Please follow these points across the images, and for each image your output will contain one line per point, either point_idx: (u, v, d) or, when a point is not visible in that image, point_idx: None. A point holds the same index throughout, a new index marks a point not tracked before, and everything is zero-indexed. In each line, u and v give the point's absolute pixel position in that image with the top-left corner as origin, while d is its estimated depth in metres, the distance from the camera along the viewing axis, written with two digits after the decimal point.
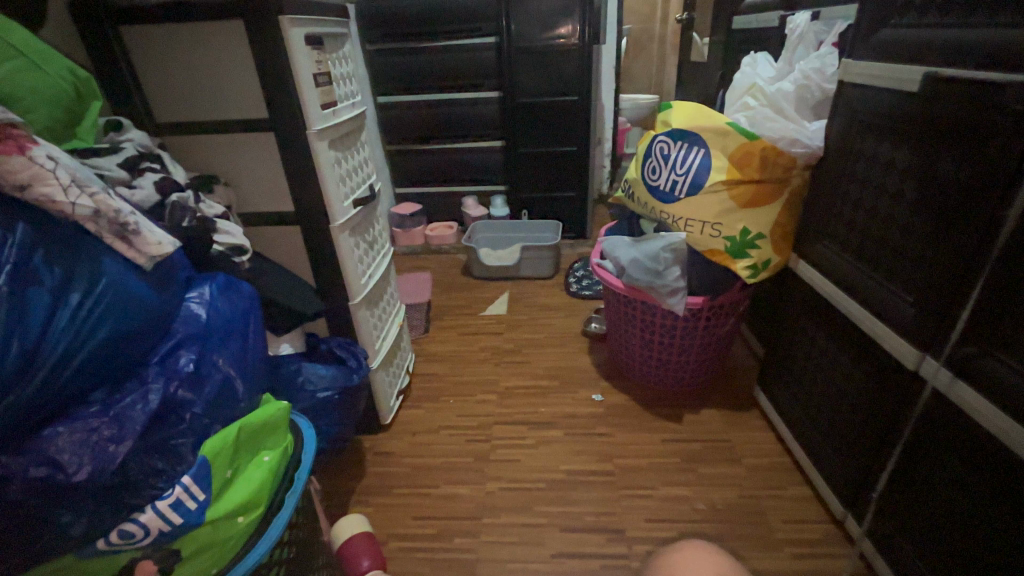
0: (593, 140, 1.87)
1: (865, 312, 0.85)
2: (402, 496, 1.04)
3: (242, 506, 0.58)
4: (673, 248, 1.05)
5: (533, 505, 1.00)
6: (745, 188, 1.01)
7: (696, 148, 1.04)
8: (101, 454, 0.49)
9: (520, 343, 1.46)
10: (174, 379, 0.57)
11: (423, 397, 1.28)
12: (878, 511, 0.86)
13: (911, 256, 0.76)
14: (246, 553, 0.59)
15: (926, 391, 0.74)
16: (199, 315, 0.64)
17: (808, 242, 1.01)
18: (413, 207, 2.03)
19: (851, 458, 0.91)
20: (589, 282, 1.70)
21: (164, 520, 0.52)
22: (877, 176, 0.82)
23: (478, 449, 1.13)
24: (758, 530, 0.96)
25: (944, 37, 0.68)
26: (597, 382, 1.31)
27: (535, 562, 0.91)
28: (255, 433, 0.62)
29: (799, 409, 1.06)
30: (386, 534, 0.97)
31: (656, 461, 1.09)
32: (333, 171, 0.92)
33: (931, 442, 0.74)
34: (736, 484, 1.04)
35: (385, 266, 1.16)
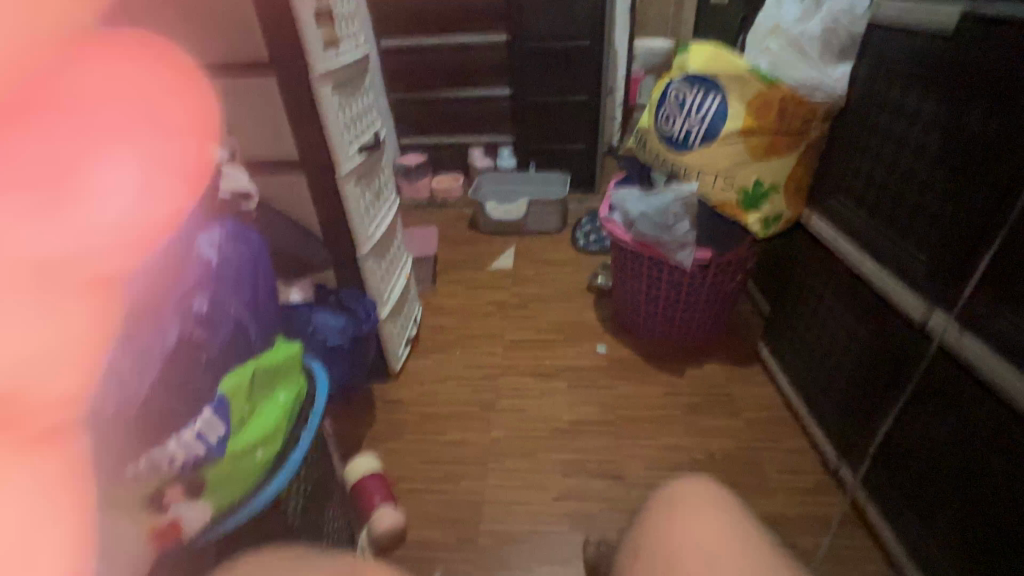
0: (604, 89, 1.80)
1: (875, 268, 0.84)
2: (411, 440, 1.08)
3: (262, 439, 0.61)
4: (684, 201, 1.04)
5: (537, 451, 1.04)
6: (760, 140, 0.98)
7: (714, 95, 1.00)
8: (128, 390, 0.54)
9: (527, 297, 1.47)
10: (190, 321, 0.61)
11: (431, 348, 1.31)
12: (871, 460, 0.89)
13: (928, 211, 0.74)
14: (266, 484, 0.62)
15: (932, 346, 0.74)
16: (211, 260, 0.66)
17: (821, 196, 0.99)
18: (419, 158, 1.99)
19: (849, 410, 0.93)
20: (596, 238, 1.68)
21: (191, 450, 0.55)
22: (899, 126, 0.79)
23: (484, 398, 1.16)
24: (753, 478, 0.99)
25: None
26: (602, 336, 1.32)
27: (538, 504, 0.95)
28: (269, 372, 0.65)
29: (801, 364, 1.07)
30: (397, 475, 1.02)
31: (657, 413, 1.12)
32: (337, 117, 0.90)
33: (930, 397, 0.75)
34: (734, 435, 1.07)
35: (391, 217, 1.15)
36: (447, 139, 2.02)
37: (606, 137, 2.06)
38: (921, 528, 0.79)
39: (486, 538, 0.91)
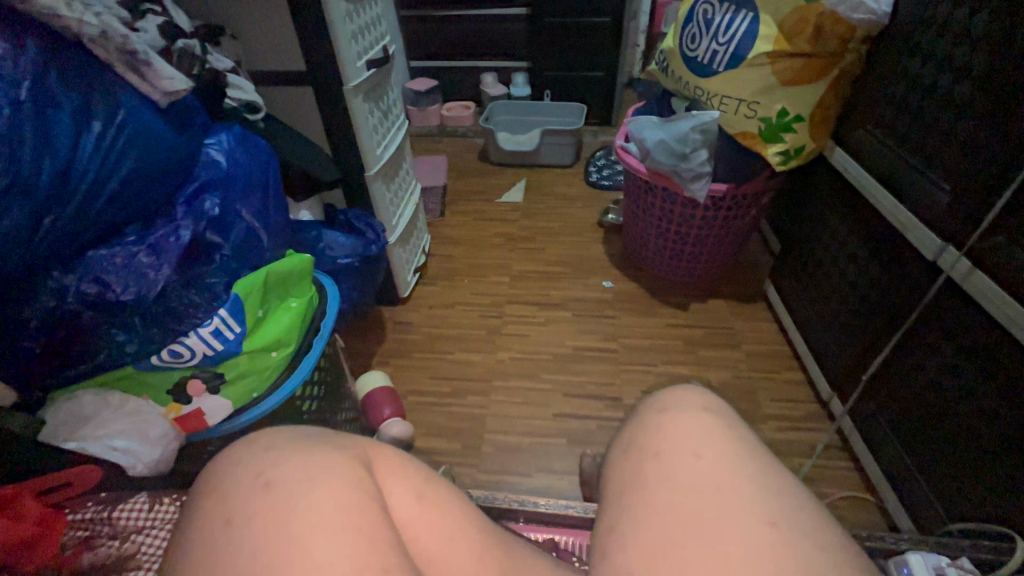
0: (628, 10, 1.68)
1: (895, 202, 0.82)
2: (418, 359, 1.12)
3: (275, 342, 0.64)
4: (704, 128, 0.99)
5: (539, 374, 1.08)
6: (794, 63, 0.90)
7: (744, 12, 0.92)
8: (143, 279, 0.54)
9: (535, 229, 1.46)
10: (201, 220, 0.59)
11: (439, 276, 1.32)
12: (865, 393, 0.91)
13: (961, 140, 0.70)
14: (282, 383, 0.66)
15: (941, 280, 0.73)
16: (219, 162, 0.64)
17: (850, 128, 0.94)
18: (429, 83, 1.91)
19: (849, 345, 0.94)
20: (610, 172, 1.64)
21: (208, 345, 0.59)
22: (943, 47, 0.73)
23: (490, 324, 1.19)
24: (747, 405, 1.03)
25: None
26: (609, 269, 1.33)
27: (537, 419, 1.00)
28: (281, 280, 0.66)
29: (805, 301, 1.08)
30: (405, 390, 1.06)
31: (657, 342, 1.14)
32: (345, 25, 0.84)
33: (929, 332, 0.76)
34: (732, 366, 1.10)
35: (400, 139, 1.12)
36: (458, 63, 1.92)
37: (627, 66, 1.94)
38: (905, 460, 0.81)
39: (489, 448, 0.96)
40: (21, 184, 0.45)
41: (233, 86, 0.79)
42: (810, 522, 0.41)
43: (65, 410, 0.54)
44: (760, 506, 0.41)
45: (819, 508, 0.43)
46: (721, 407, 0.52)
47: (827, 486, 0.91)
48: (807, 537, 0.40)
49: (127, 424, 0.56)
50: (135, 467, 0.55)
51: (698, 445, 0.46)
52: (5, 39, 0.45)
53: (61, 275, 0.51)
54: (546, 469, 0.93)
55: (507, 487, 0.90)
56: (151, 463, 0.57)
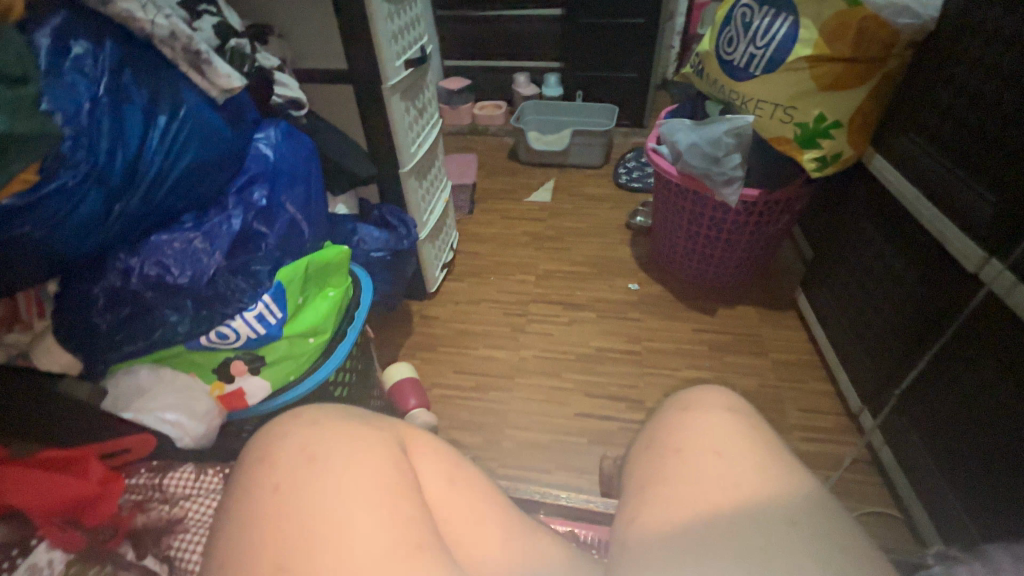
0: (665, 12, 1.66)
1: (935, 212, 0.80)
2: (445, 353, 1.14)
3: (312, 328, 0.67)
4: (738, 132, 0.99)
5: (562, 372, 1.09)
6: (833, 66, 0.88)
7: (784, 16, 0.91)
8: (197, 264, 0.58)
9: (563, 229, 1.47)
10: (250, 211, 0.63)
11: (466, 272, 1.34)
12: (897, 406, 0.89)
13: (1007, 149, 0.68)
14: (315, 368, 0.70)
15: (981, 293, 0.71)
16: (267, 155, 0.68)
17: (891, 134, 0.91)
18: (462, 82, 1.94)
19: (882, 357, 0.92)
20: (640, 174, 1.63)
21: (251, 328, 0.63)
22: (993, 54, 0.71)
23: (515, 321, 1.21)
24: (772, 414, 1.02)
25: None
26: (635, 272, 1.33)
27: (558, 417, 1.01)
28: (321, 270, 0.69)
29: (838, 310, 1.06)
30: (430, 382, 1.09)
31: (683, 347, 1.14)
32: (385, 25, 0.87)
33: (964, 346, 0.74)
34: (758, 374, 1.09)
35: (434, 137, 1.15)
36: (492, 63, 1.94)
37: (662, 67, 1.92)
38: (937, 476, 0.79)
39: (510, 443, 0.98)
40: (99, 174, 0.50)
41: (280, 84, 0.83)
42: (830, 521, 0.41)
43: (124, 384, 0.59)
44: (781, 505, 0.42)
45: (843, 513, 0.44)
46: (746, 410, 0.52)
47: (854, 500, 0.90)
48: (827, 537, 0.40)
49: (178, 399, 0.60)
50: (181, 440, 0.59)
51: (720, 444, 0.47)
52: (87, 40, 0.51)
53: (127, 257, 0.56)
54: (566, 467, 0.94)
55: (527, 482, 0.92)
56: (196, 437, 0.61)
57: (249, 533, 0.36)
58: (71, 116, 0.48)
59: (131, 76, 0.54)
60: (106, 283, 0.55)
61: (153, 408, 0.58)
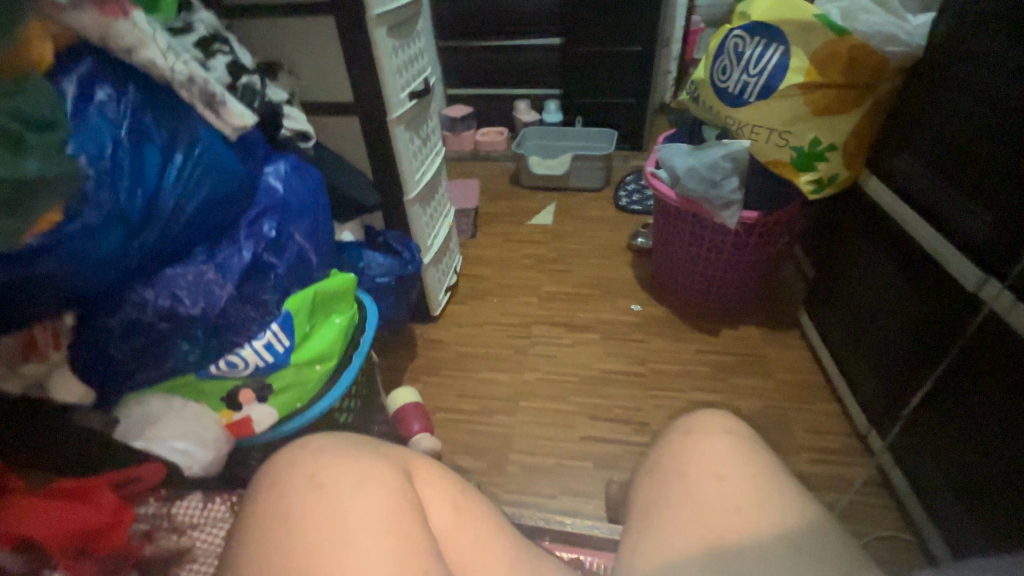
0: (660, 40, 1.72)
1: (932, 233, 0.81)
2: (449, 377, 1.15)
3: (319, 355, 0.69)
4: (734, 157, 1.01)
5: (566, 395, 1.09)
6: (824, 93, 0.91)
7: (775, 46, 0.93)
8: (209, 294, 0.60)
9: (565, 252, 1.48)
10: (261, 242, 0.66)
11: (469, 295, 1.36)
12: (906, 427, 0.88)
13: (1000, 171, 0.70)
14: (322, 395, 0.70)
15: (983, 312, 0.72)
16: (277, 188, 0.70)
17: (885, 157, 0.93)
18: (465, 109, 1.99)
19: (888, 377, 0.92)
20: (639, 197, 1.65)
21: (260, 357, 0.64)
22: (982, 80, 0.73)
23: (519, 344, 1.21)
24: (779, 436, 1.01)
25: None
26: (638, 293, 1.34)
27: (563, 441, 1.01)
28: (328, 297, 0.70)
29: (841, 331, 1.06)
30: (434, 406, 1.09)
31: (687, 368, 1.14)
32: (390, 60, 0.91)
33: (970, 366, 0.74)
34: (764, 396, 1.08)
35: (438, 164, 1.18)
36: (493, 91, 2.00)
37: (659, 91, 1.97)
38: (949, 497, 0.78)
39: (515, 467, 0.97)
40: (121, 212, 0.53)
41: (288, 117, 0.86)
42: (836, 547, 0.41)
43: (134, 416, 0.60)
44: (785, 529, 0.42)
45: (848, 536, 0.44)
46: (747, 432, 0.53)
47: (866, 525, 0.89)
48: (833, 559, 0.40)
49: (188, 428, 0.61)
50: (190, 468, 0.60)
51: (722, 468, 0.48)
52: (110, 86, 0.54)
53: (142, 289, 0.58)
54: (571, 492, 0.93)
55: (533, 507, 0.91)
56: (205, 465, 0.61)
57: (259, 562, 0.37)
58: (96, 157, 0.51)
59: (152, 116, 0.56)
60: (122, 315, 0.57)
61: (163, 437, 0.59)
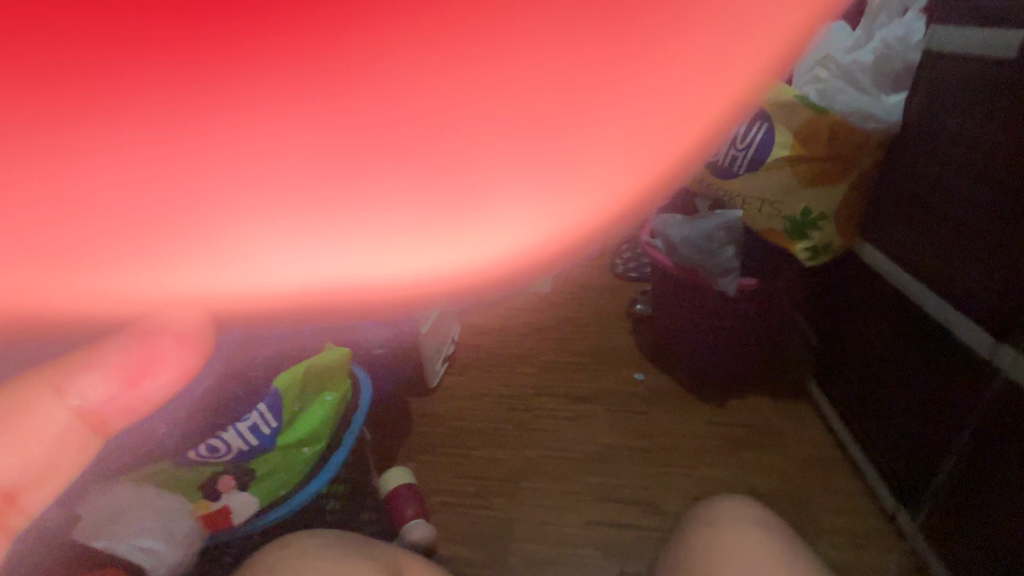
0: None
1: (938, 299, 0.80)
2: (445, 455, 1.08)
3: (307, 436, 0.65)
4: (729, 226, 1.02)
5: (570, 473, 1.03)
6: (808, 167, 0.96)
7: (758, 122, 0.98)
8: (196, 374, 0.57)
9: (563, 319, 1.47)
10: None
11: (465, 365, 1.32)
12: (936, 505, 0.82)
13: (990, 239, 0.70)
14: (310, 480, 0.67)
15: (998, 380, 0.70)
16: None
17: (877, 224, 0.95)
18: None
19: (906, 451, 0.88)
20: (636, 264, 1.67)
21: (243, 440, 0.62)
22: (958, 155, 0.76)
23: (518, 418, 1.15)
24: (802, 518, 0.94)
25: None
26: (639, 361, 1.30)
27: (568, 526, 0.94)
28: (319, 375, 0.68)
29: (854, 400, 1.02)
30: (428, 489, 1.01)
31: (697, 442, 1.08)
32: None
33: (993, 437, 0.71)
34: (780, 471, 1.02)
35: None
36: None
37: None
38: None
39: (517, 557, 0.90)
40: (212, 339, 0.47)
41: None
42: None
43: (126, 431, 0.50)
44: None
45: None
46: None
47: None
48: None
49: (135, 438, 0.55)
50: None
51: None
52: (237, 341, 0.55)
53: None
54: None
55: None
56: None
57: None
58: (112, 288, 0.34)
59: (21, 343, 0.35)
60: None
61: None
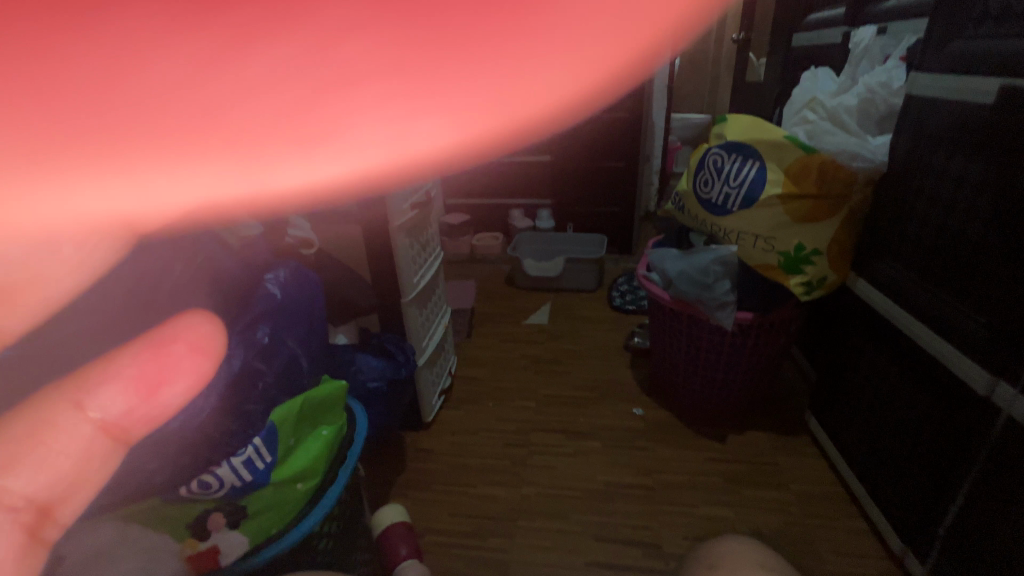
0: (641, 160, 1.92)
1: (934, 335, 0.80)
2: (441, 492, 1.05)
3: (301, 473, 0.64)
4: (724, 261, 1.05)
5: (568, 512, 1.00)
6: (804, 202, 0.96)
7: (752, 161, 1.01)
8: (190, 407, 0.56)
9: (562, 352, 1.47)
10: (253, 349, 0.64)
11: (463, 398, 1.30)
12: (944, 546, 0.80)
13: (983, 275, 0.72)
14: (299, 520, 0.65)
15: (1000, 417, 0.69)
16: (275, 295, 0.70)
17: (871, 261, 0.97)
18: (462, 217, 2.11)
19: (911, 489, 0.87)
20: (633, 297, 1.69)
21: (237, 476, 0.59)
22: (947, 195, 0.79)
23: (516, 454, 1.13)
24: (808, 558, 0.91)
25: (1005, 49, 0.67)
26: (638, 396, 1.29)
27: (566, 569, 0.90)
28: (315, 409, 0.68)
29: (854, 438, 1.01)
30: (423, 528, 0.98)
31: (701, 480, 1.06)
32: None
33: (997, 475, 0.70)
34: (783, 509, 1.00)
35: (436, 269, 1.19)
36: (488, 201, 2.16)
37: (643, 203, 2.13)
38: None
39: None
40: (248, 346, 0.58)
41: (292, 227, 0.92)
42: None
43: (75, 452, 0.41)
44: None
45: None
46: None
47: None
48: None
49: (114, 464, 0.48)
50: None
51: None
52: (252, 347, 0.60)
53: None
54: None
55: None
56: None
57: None
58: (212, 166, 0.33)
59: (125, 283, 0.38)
60: None
61: None
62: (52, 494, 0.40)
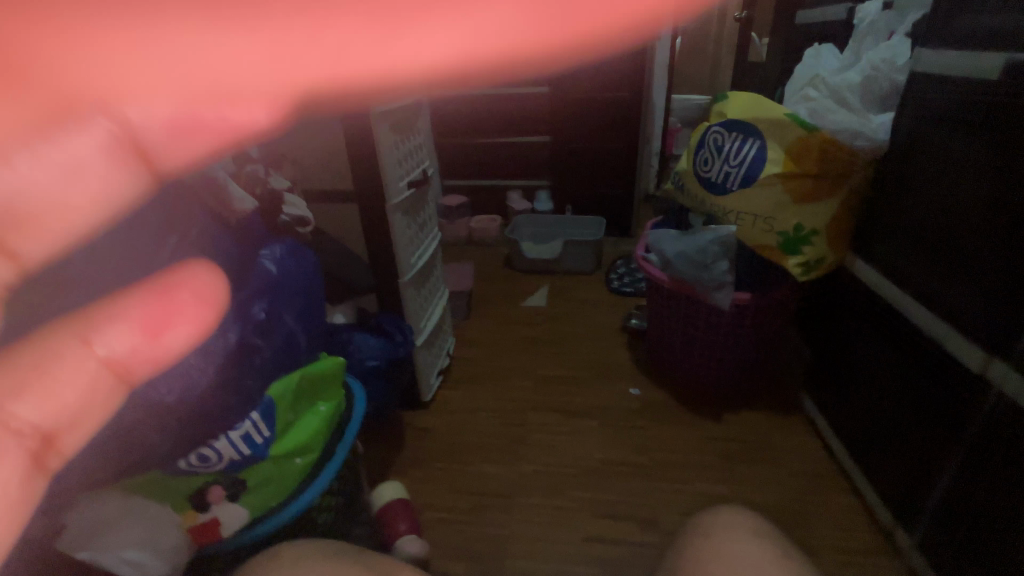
0: (640, 141, 1.90)
1: (930, 315, 0.81)
2: (439, 470, 1.06)
3: (300, 448, 0.65)
4: (723, 241, 1.02)
5: (565, 488, 1.01)
6: (802, 182, 0.96)
7: (753, 139, 1.00)
8: (189, 381, 0.56)
9: (560, 333, 1.47)
10: (250, 324, 0.64)
11: (461, 378, 1.31)
12: (933, 520, 0.82)
13: (981, 254, 0.72)
14: (298, 493, 0.66)
15: (993, 394, 0.70)
16: (272, 271, 0.70)
17: (869, 241, 0.97)
18: (460, 198, 2.10)
19: (902, 465, 0.88)
20: (631, 279, 1.68)
21: (235, 449, 0.61)
22: (947, 175, 0.78)
23: (514, 433, 1.15)
24: (800, 533, 0.93)
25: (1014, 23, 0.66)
26: (635, 376, 1.30)
27: (563, 543, 0.92)
28: (312, 385, 0.68)
29: (848, 416, 1.02)
30: (421, 505, 0.99)
31: (695, 457, 1.07)
32: (391, 152, 0.93)
33: (988, 451, 0.71)
34: (777, 485, 1.01)
35: (433, 249, 1.18)
36: (487, 182, 2.14)
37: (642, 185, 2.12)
38: None
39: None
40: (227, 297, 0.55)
41: (289, 204, 0.90)
42: None
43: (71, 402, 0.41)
44: None
45: None
46: None
47: None
48: None
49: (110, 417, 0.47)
50: None
51: None
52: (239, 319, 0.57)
53: None
54: None
55: None
56: None
57: None
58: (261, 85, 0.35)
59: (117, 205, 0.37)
60: None
61: None
62: (56, 427, 0.40)
